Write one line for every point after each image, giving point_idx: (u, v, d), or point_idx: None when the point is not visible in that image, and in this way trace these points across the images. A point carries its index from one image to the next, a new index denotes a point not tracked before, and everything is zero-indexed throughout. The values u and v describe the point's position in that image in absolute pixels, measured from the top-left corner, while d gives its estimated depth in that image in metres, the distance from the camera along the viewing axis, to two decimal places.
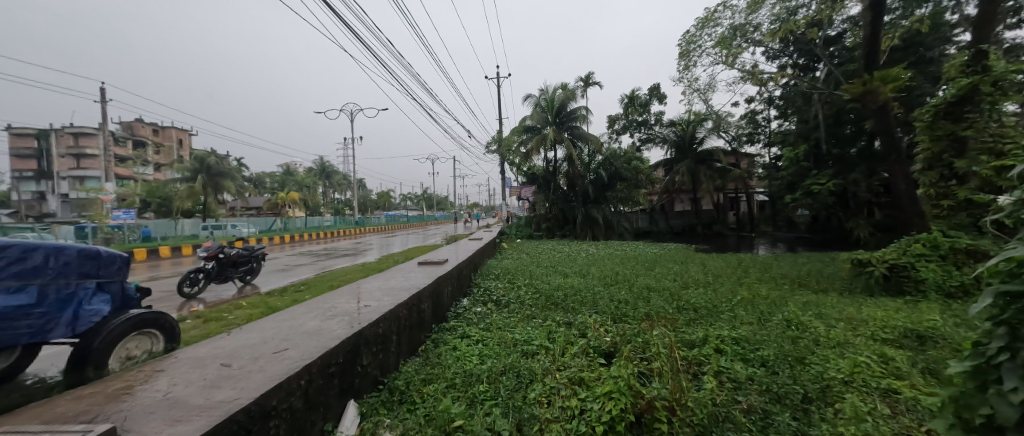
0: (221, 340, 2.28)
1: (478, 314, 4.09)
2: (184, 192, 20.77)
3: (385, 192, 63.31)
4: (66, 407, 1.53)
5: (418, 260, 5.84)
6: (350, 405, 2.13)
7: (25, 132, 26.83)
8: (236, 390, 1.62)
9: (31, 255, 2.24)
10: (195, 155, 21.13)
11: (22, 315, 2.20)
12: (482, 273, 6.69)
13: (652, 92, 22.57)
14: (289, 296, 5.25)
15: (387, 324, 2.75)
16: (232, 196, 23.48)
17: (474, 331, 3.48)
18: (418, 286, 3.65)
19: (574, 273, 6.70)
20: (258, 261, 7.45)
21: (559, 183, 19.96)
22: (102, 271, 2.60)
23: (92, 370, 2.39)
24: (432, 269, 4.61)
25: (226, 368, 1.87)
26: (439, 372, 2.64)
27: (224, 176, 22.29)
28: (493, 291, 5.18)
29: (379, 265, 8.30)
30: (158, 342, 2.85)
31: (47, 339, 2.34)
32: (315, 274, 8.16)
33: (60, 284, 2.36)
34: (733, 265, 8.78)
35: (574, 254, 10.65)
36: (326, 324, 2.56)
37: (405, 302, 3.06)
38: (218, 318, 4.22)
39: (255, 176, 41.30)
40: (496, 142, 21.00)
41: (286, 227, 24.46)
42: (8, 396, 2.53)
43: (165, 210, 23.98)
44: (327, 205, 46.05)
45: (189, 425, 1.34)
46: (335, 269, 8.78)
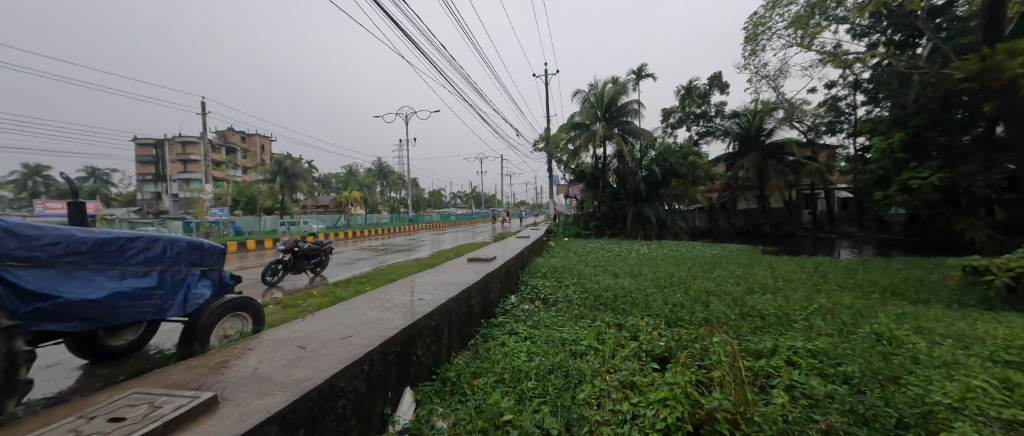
0: (297, 324, 2.53)
1: (526, 312, 4.10)
2: (266, 191, 23.44)
3: (437, 191, 66.08)
4: (180, 375, 1.80)
5: (468, 257, 5.98)
6: (406, 392, 2.27)
7: (147, 141, 32.07)
8: (309, 370, 1.80)
9: (153, 245, 2.66)
10: (274, 159, 23.70)
11: (147, 295, 2.57)
12: (529, 271, 6.70)
13: (712, 81, 21.03)
14: (352, 287, 5.66)
15: (441, 317, 2.87)
16: (304, 195, 26.00)
17: (522, 328, 3.51)
18: (468, 281, 3.79)
19: (625, 273, 6.49)
20: (327, 254, 8.15)
21: (606, 180, 19.47)
22: (204, 260, 3.02)
23: (198, 344, 2.73)
24: (481, 266, 4.72)
25: (302, 350, 2.07)
26: (488, 366, 2.69)
27: (298, 177, 24.78)
28: (541, 289, 5.15)
29: (432, 261, 8.68)
30: (247, 324, 3.20)
31: (164, 317, 2.70)
32: (373, 268, 8.72)
33: (174, 271, 2.77)
34: (809, 270, 7.87)
35: (625, 254, 10.28)
36: (385, 314, 2.74)
37: (456, 297, 3.15)
38: (294, 304, 4.71)
39: (323, 177, 45.42)
40: (543, 140, 20.92)
41: (350, 224, 26.58)
42: (138, 361, 3.00)
43: (251, 208, 27.25)
44: (383, 203, 49.10)
45: (274, 397, 1.54)
46: (393, 263, 9.37)
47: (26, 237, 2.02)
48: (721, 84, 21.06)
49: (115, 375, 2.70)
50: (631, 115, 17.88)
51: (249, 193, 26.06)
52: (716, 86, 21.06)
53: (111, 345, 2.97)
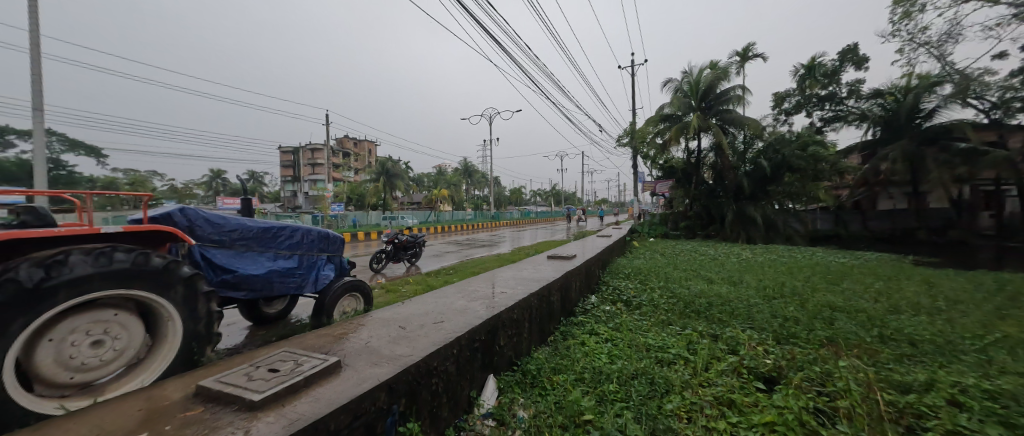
0: (397, 307, 2.85)
1: (607, 313, 3.97)
2: (372, 189, 26.85)
3: (517, 189, 67.53)
4: (314, 340, 2.19)
5: (547, 253, 6.01)
6: (489, 379, 2.39)
7: (288, 149, 39.40)
8: (408, 348, 2.04)
9: (295, 233, 3.23)
10: (378, 161, 26.94)
11: (291, 273, 3.13)
12: (611, 271, 6.44)
13: (843, 56, 17.53)
14: (442, 278, 6.15)
15: (522, 311, 2.96)
16: (401, 193, 29.05)
17: (603, 329, 3.41)
18: (549, 277, 3.83)
19: (722, 280, 5.83)
20: (420, 247, 8.99)
21: (699, 177, 17.68)
22: (329, 247, 3.57)
23: (326, 318, 3.27)
24: (561, 264, 4.72)
25: (403, 329, 2.34)
26: (568, 363, 2.68)
27: (396, 176, 27.81)
28: (623, 291, 4.94)
29: (512, 257, 8.93)
30: (359, 304, 3.72)
31: (301, 292, 3.28)
32: (459, 261, 9.34)
33: (309, 255, 3.33)
34: (997, 289, 5.99)
35: (725, 258, 9.20)
36: (471, 303, 2.93)
37: (536, 293, 3.21)
38: (394, 290, 5.33)
39: (416, 176, 50.09)
40: (627, 134, 19.90)
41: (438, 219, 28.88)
42: (285, 326, 3.73)
43: (360, 204, 31.50)
44: (468, 200, 52.11)
45: (382, 370, 1.81)
46: (476, 257, 9.90)
47: (216, 224, 2.67)
48: (857, 59, 17.40)
49: (269, 336, 3.39)
50: (732, 102, 16.17)
51: (360, 191, 30.18)
52: (848, 62, 17.49)
53: (268, 312, 3.74)
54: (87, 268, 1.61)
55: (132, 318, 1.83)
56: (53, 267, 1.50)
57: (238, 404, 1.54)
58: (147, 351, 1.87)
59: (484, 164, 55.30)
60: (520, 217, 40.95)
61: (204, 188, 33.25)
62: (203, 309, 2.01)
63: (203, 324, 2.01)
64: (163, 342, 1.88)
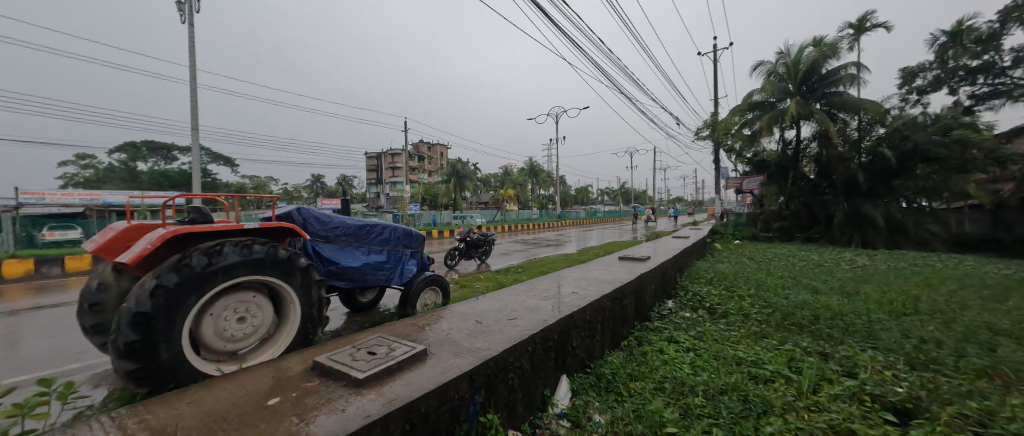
0: (472, 302, 2.97)
1: (686, 320, 3.70)
2: (445, 190, 28.67)
3: (583, 188, 66.01)
4: (401, 328, 2.38)
5: (619, 254, 5.81)
6: (563, 379, 2.37)
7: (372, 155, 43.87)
8: (486, 342, 2.12)
9: (384, 229, 3.52)
10: (450, 163, 28.57)
11: (381, 267, 3.42)
12: (691, 276, 6.00)
13: (1006, 15, 14.12)
14: (511, 276, 6.29)
15: (595, 313, 2.89)
16: (470, 193, 30.50)
17: (684, 337, 3.18)
18: (623, 279, 3.72)
19: (828, 290, 5.06)
20: (489, 244, 9.32)
21: (795, 171, 15.62)
22: (413, 243, 3.82)
23: (410, 309, 3.53)
24: (634, 266, 4.52)
25: (479, 323, 2.43)
26: (646, 371, 2.54)
27: (466, 178, 29.27)
28: (705, 297, 4.56)
29: (581, 257, 8.81)
30: (438, 297, 3.95)
31: (390, 284, 3.56)
32: (527, 259, 9.49)
33: (396, 250, 3.59)
34: None
35: (832, 264, 7.97)
36: (542, 302, 2.94)
37: (609, 295, 3.11)
38: (467, 286, 5.58)
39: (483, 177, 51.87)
40: (707, 127, 18.32)
41: (505, 218, 29.70)
42: (373, 314, 4.12)
43: (432, 204, 33.80)
44: (535, 199, 52.39)
45: (463, 361, 1.91)
46: (545, 256, 9.95)
47: (322, 221, 3.02)
48: None
49: (361, 322, 3.78)
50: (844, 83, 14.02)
51: (433, 192, 32.44)
52: (1014, 21, 14.04)
53: (361, 301, 4.17)
54: (235, 257, 1.92)
55: (265, 299, 2.15)
56: (213, 255, 1.84)
57: (346, 380, 1.75)
58: (275, 328, 2.19)
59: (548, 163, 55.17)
60: (586, 217, 40.07)
61: (308, 191, 38.71)
62: (316, 294, 2.29)
63: (316, 307, 2.29)
64: (287, 320, 2.19)
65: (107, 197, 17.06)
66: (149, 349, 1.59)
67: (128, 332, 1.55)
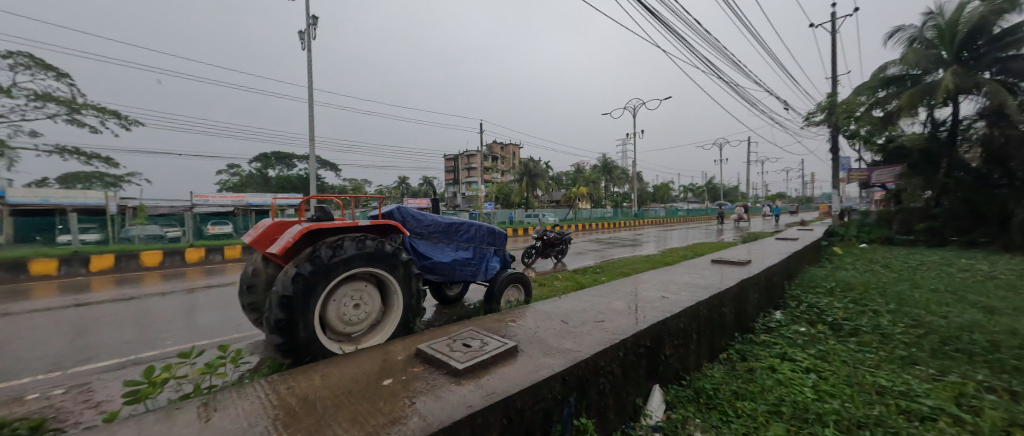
0: (556, 302, 2.98)
1: (800, 336, 3.24)
2: (518, 189, 29.63)
3: (661, 185, 61.93)
4: (492, 323, 2.47)
5: (712, 257, 5.36)
6: (655, 389, 2.24)
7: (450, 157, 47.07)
8: (575, 343, 2.09)
9: (469, 227, 3.64)
10: (522, 163, 29.31)
11: (468, 263, 3.56)
12: (805, 284, 5.28)
13: None
14: (591, 276, 6.18)
15: (689, 320, 2.68)
16: (542, 192, 31.05)
17: (801, 355, 2.78)
18: (722, 285, 3.41)
19: (1010, 311, 3.95)
20: (566, 243, 9.33)
21: (953, 159, 12.63)
22: (497, 240, 3.90)
23: (494, 305, 3.62)
24: (731, 271, 4.12)
25: (567, 323, 2.42)
26: (756, 390, 2.26)
27: (538, 176, 29.78)
28: (824, 311, 3.95)
29: (665, 258, 8.31)
30: (519, 294, 3.99)
31: (475, 279, 3.69)
32: (605, 260, 9.26)
33: (481, 247, 3.71)
34: None
35: (1014, 277, 6.25)
36: (630, 305, 2.83)
37: (706, 301, 2.87)
38: (548, 284, 5.64)
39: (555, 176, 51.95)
40: (822, 110, 16.20)
41: (577, 217, 29.51)
42: (458, 307, 4.37)
43: (506, 203, 35.12)
44: (609, 197, 50.82)
45: (553, 361, 1.91)
46: (625, 257, 9.58)
47: (417, 219, 3.23)
48: None
49: (449, 314, 4.01)
50: None
51: (507, 191, 33.66)
52: None
53: (448, 293, 4.36)
54: (353, 250, 2.15)
55: (375, 289, 2.39)
56: (337, 248, 2.09)
57: (446, 369, 1.85)
58: (383, 314, 2.43)
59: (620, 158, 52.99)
60: (665, 215, 37.77)
61: (396, 192, 42.97)
62: (416, 286, 2.47)
63: (415, 298, 2.47)
64: (391, 309, 2.40)
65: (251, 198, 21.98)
66: (292, 327, 1.90)
67: (278, 311, 1.87)
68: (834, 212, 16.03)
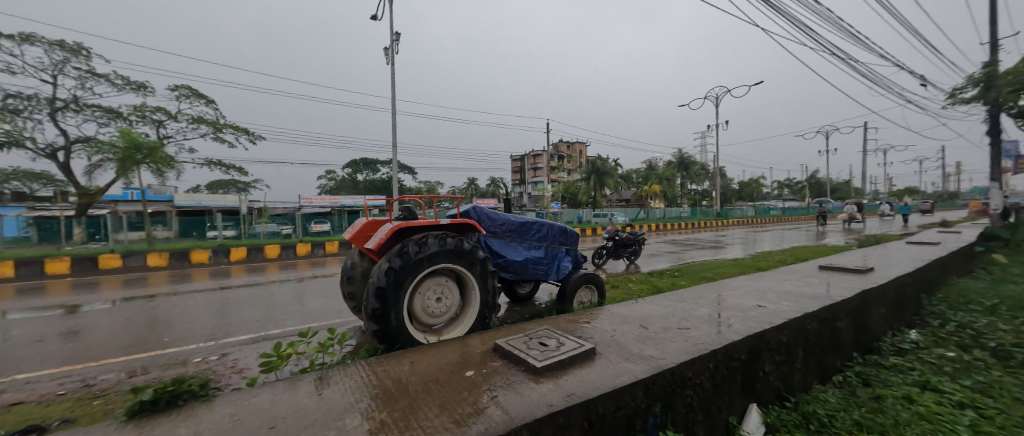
0: (634, 306, 2.89)
1: (948, 362, 2.65)
2: (585, 188, 29.26)
3: (748, 182, 55.59)
4: (566, 324, 2.46)
5: (819, 263, 4.69)
6: (752, 409, 2.01)
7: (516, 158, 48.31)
8: (657, 350, 1.99)
9: (541, 227, 3.65)
10: (590, 161, 28.85)
11: (540, 262, 3.58)
12: (953, 299, 4.30)
13: None
14: (668, 280, 5.85)
15: (793, 334, 2.39)
16: (610, 191, 30.29)
17: (949, 385, 2.26)
18: (831, 296, 2.98)
19: None
20: (639, 244, 8.94)
21: None
22: (568, 240, 3.87)
23: (567, 305, 3.58)
24: (845, 281, 3.56)
25: (646, 328, 2.32)
26: (887, 422, 1.89)
27: (606, 175, 29.09)
28: (981, 334, 3.19)
29: (757, 263, 7.46)
30: (592, 296, 3.90)
31: (547, 279, 3.70)
32: (685, 263, 8.65)
33: (552, 247, 3.70)
34: None
35: None
36: (718, 314, 2.62)
37: (813, 314, 2.53)
38: (622, 285, 5.48)
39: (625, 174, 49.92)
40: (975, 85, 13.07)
41: (648, 217, 28.10)
42: (530, 305, 4.45)
43: (573, 202, 34.95)
44: (685, 195, 47.24)
45: (633, 366, 1.83)
46: (708, 260, 8.81)
47: (492, 218, 3.34)
48: None
49: (521, 312, 4.10)
50: None
51: (574, 190, 33.55)
52: None
53: (520, 292, 4.47)
54: (436, 247, 2.30)
55: (454, 284, 2.53)
56: (422, 245, 2.25)
57: (524, 366, 1.88)
58: (461, 309, 2.56)
59: (699, 152, 48.71)
60: (753, 215, 33.81)
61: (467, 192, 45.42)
62: (491, 283, 2.56)
63: (491, 295, 2.55)
64: (469, 304, 2.52)
65: (345, 201, 24.88)
66: (385, 315, 2.10)
67: (374, 301, 2.08)
68: (999, 211, 12.35)
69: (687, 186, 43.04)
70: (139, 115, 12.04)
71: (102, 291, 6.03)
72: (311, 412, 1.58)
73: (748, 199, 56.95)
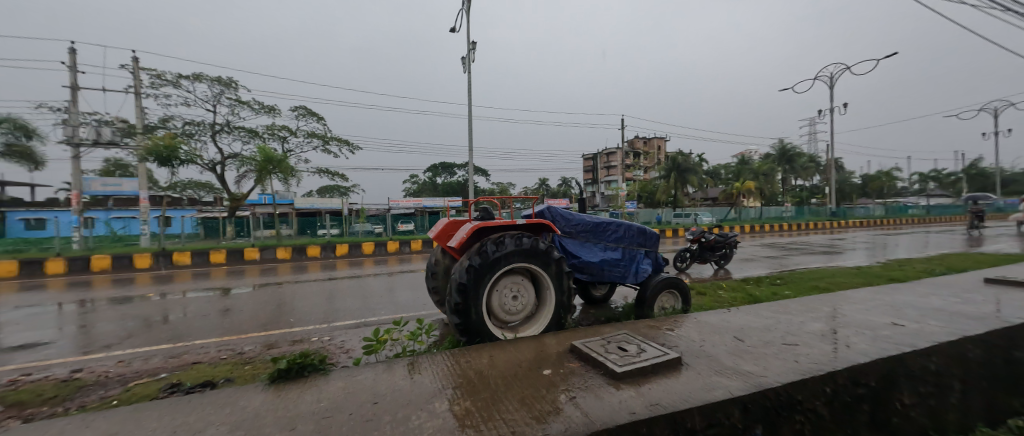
0: (725, 317, 2.64)
1: None
2: (664, 186, 27.50)
3: (876, 175, 46.09)
4: (648, 332, 2.33)
5: (987, 276, 3.70)
6: None
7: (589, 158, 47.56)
8: (756, 366, 1.78)
9: (617, 227, 3.53)
10: (670, 157, 27.11)
11: (617, 264, 3.45)
12: None
13: None
14: (767, 288, 5.18)
15: (946, 361, 1.93)
16: (694, 189, 28.04)
17: None
18: (1007, 318, 2.33)
19: None
20: (730, 247, 8.09)
21: None
22: (647, 242, 3.66)
23: (647, 310, 3.39)
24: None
25: (742, 342, 2.10)
26: None
27: (689, 171, 27.08)
28: None
29: (891, 273, 6.14)
30: (675, 302, 3.63)
31: (625, 282, 3.55)
32: (789, 269, 7.53)
33: (630, 248, 3.55)
34: None
35: None
36: (835, 331, 2.25)
37: (976, 339, 2.01)
38: (710, 292, 5.02)
39: (711, 170, 45.43)
40: None
41: (740, 217, 25.15)
42: (606, 308, 4.33)
43: (651, 202, 33.12)
44: (788, 192, 41.14)
45: (727, 381, 1.66)
46: (821, 267, 7.53)
47: (567, 218, 3.32)
48: None
49: (596, 314, 4.02)
50: None
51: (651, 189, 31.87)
52: None
53: (595, 294, 4.39)
54: (513, 246, 2.37)
55: (530, 283, 2.59)
56: (499, 244, 2.34)
57: (603, 370, 1.83)
58: (536, 308, 2.61)
59: (807, 141, 41.78)
60: (882, 215, 27.93)
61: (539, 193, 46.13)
62: (567, 283, 2.55)
63: (566, 296, 2.55)
64: (544, 303, 2.56)
65: (428, 202, 27.08)
66: (466, 309, 2.23)
67: (456, 295, 2.22)
68: None
69: (790, 180, 37.26)
70: (270, 133, 14.63)
71: (247, 278, 7.48)
72: (405, 393, 1.75)
73: (875, 196, 47.04)
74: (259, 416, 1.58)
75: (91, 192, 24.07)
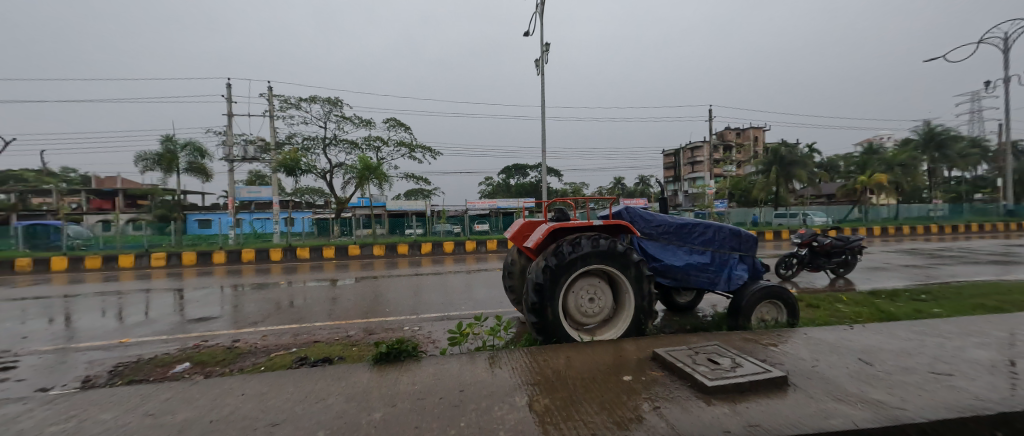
0: (846, 335, 2.24)
1: None
2: (762, 182, 24.24)
3: None
4: (745, 347, 2.10)
5: None
6: None
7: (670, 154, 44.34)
8: (889, 395, 1.49)
9: (705, 228, 3.24)
10: (771, 149, 23.89)
11: (705, 269, 3.17)
12: None
13: None
14: (908, 304, 4.23)
15: None
16: (801, 184, 24.29)
17: None
18: None
19: None
20: (853, 253, 6.80)
21: None
22: (742, 246, 3.29)
23: (743, 322, 3.03)
24: None
25: (872, 366, 1.77)
26: None
27: (797, 165, 23.63)
28: None
29: None
30: (780, 313, 3.19)
31: (715, 289, 3.24)
32: (942, 282, 6.02)
33: (720, 252, 3.22)
34: None
35: None
36: (1014, 362, 1.75)
37: None
38: (824, 304, 4.30)
39: (826, 161, 38.44)
40: None
41: (867, 217, 20.86)
42: (692, 316, 4.01)
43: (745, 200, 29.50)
44: (940, 186, 32.73)
45: (848, 409, 1.42)
46: (995, 280, 5.85)
47: (647, 219, 3.16)
48: None
49: (680, 322, 3.75)
50: None
51: (745, 185, 28.41)
52: None
53: (679, 301, 4.10)
54: (589, 248, 2.34)
55: (607, 286, 2.53)
56: (575, 245, 2.33)
57: (691, 382, 1.70)
58: (614, 311, 2.54)
59: (970, 121, 32.69)
60: None
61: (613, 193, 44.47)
62: (647, 287, 2.43)
63: (647, 301, 2.44)
64: (623, 307, 2.48)
65: (501, 204, 28.01)
66: (543, 308, 2.27)
67: (533, 295, 2.28)
68: None
69: (941, 172, 29.63)
70: (367, 144, 16.67)
71: (351, 272, 8.65)
72: (486, 385, 1.86)
73: None
74: (367, 391, 1.84)
75: (241, 198, 30.34)
